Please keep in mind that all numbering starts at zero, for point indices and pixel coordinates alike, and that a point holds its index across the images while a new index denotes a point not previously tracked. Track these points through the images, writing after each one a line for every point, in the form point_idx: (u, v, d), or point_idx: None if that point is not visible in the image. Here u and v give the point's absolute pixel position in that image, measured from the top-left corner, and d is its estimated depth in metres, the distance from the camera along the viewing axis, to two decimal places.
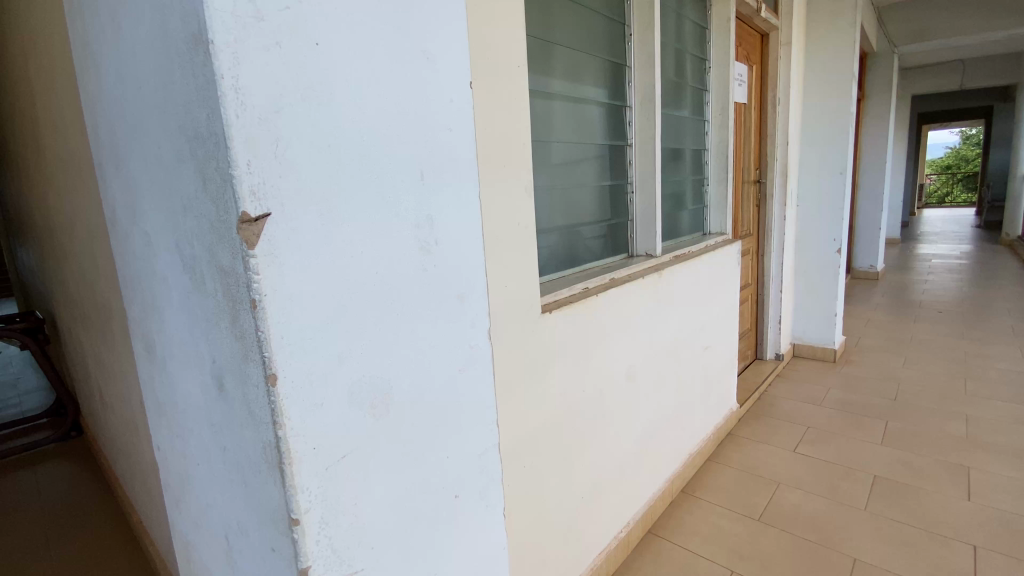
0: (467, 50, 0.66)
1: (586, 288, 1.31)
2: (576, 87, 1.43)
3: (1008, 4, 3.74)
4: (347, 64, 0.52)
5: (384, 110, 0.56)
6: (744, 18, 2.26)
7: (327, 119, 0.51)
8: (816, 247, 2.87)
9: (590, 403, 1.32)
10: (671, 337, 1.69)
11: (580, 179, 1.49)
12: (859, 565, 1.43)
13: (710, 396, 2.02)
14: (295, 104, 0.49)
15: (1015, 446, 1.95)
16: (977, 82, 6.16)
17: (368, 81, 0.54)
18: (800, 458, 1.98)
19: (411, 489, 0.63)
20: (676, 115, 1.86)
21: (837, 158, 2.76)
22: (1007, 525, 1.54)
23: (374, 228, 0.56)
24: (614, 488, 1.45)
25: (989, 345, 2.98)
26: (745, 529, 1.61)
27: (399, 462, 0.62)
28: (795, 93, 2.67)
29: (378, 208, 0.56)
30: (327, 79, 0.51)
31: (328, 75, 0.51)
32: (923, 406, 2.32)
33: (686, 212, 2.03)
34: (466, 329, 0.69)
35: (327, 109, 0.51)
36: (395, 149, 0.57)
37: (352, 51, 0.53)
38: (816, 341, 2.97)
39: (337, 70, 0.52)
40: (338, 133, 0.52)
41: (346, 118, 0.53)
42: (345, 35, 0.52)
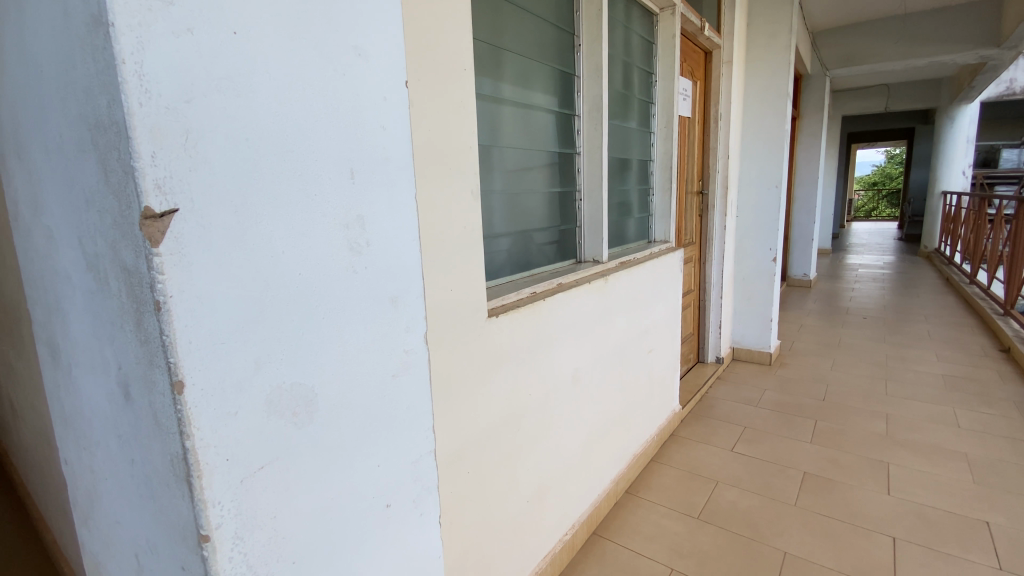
0: (403, 49, 0.65)
1: (533, 293, 1.32)
2: (526, 94, 1.44)
3: (925, 35, 4.09)
4: (268, 56, 0.50)
5: (309, 105, 0.54)
6: (689, 36, 2.36)
7: (245, 112, 0.49)
8: (754, 256, 3.03)
9: (536, 408, 1.32)
10: (616, 341, 1.73)
11: (530, 185, 1.49)
12: (789, 558, 1.51)
13: (654, 398, 2.08)
14: (208, 95, 0.46)
15: (929, 442, 2.11)
16: (900, 105, 6.69)
17: (291, 74, 0.52)
18: (737, 457, 2.07)
19: (337, 500, 0.61)
20: (624, 126, 1.91)
21: (774, 172, 2.92)
22: (921, 516, 1.66)
23: (296, 227, 0.54)
24: (560, 492, 1.46)
25: (906, 349, 3.23)
26: (684, 527, 1.66)
27: (323, 471, 0.59)
28: (736, 108, 2.81)
29: (302, 207, 0.54)
30: (245, 70, 0.49)
31: (246, 66, 0.49)
32: (849, 406, 2.47)
33: (632, 220, 2.09)
34: (400, 333, 0.68)
35: (246, 100, 0.49)
36: (322, 146, 0.56)
37: (274, 43, 0.51)
38: (753, 345, 3.12)
39: (256, 61, 0.49)
40: (257, 128, 0.50)
41: (267, 113, 0.50)
42: (265, 23, 0.50)
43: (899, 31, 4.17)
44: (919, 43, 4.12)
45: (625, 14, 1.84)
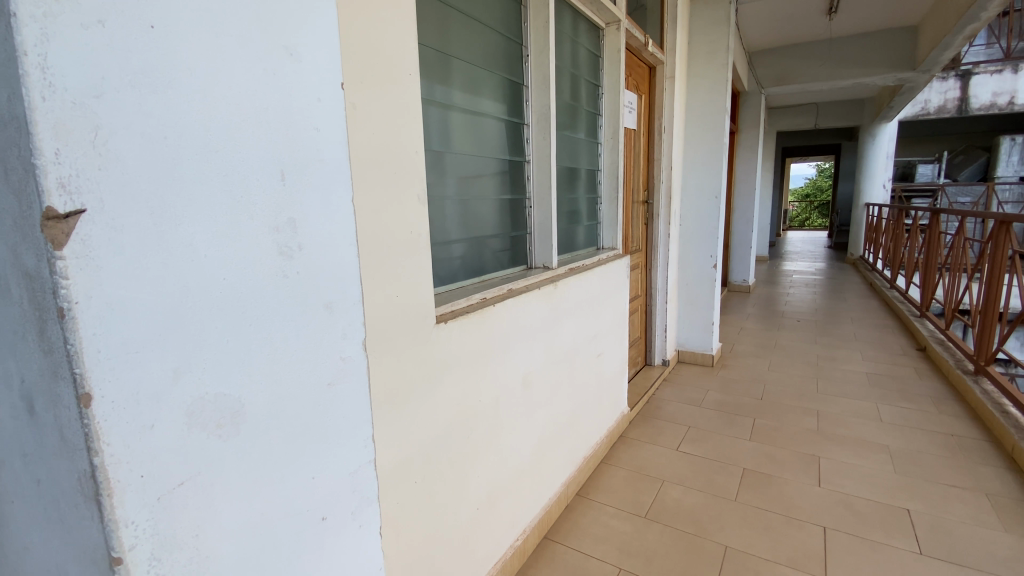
0: (339, 50, 0.64)
1: (483, 299, 1.31)
2: (475, 101, 1.45)
3: (848, 58, 4.43)
4: (190, 51, 0.48)
5: (235, 103, 0.52)
6: (633, 51, 2.45)
7: (164, 109, 0.47)
8: (696, 263, 3.16)
9: (486, 414, 1.32)
10: (565, 345, 1.76)
11: (480, 192, 1.50)
12: (729, 552, 1.57)
13: (604, 401, 2.13)
14: (123, 90, 0.44)
15: (855, 436, 2.27)
16: (828, 122, 7.20)
17: (217, 72, 0.51)
18: (682, 456, 2.14)
19: (267, 515, 0.59)
20: (572, 136, 1.95)
21: (713, 183, 3.06)
22: (849, 506, 1.78)
23: (219, 231, 0.52)
24: (511, 498, 1.47)
25: (834, 349, 3.46)
26: (632, 526, 1.70)
27: (251, 483, 0.57)
28: (678, 121, 2.93)
29: (227, 210, 0.52)
30: (164, 65, 0.47)
31: (168, 61, 0.47)
32: (784, 404, 2.62)
33: (581, 227, 2.14)
34: (336, 340, 0.66)
35: (165, 96, 0.47)
36: (248, 145, 0.54)
37: (197, 38, 0.49)
38: (696, 348, 3.26)
39: (178, 56, 0.47)
40: (176, 126, 0.48)
41: (187, 110, 0.48)
42: (188, 19, 0.48)
43: (826, 54, 4.50)
44: (844, 65, 4.46)
45: (572, 27, 1.89)
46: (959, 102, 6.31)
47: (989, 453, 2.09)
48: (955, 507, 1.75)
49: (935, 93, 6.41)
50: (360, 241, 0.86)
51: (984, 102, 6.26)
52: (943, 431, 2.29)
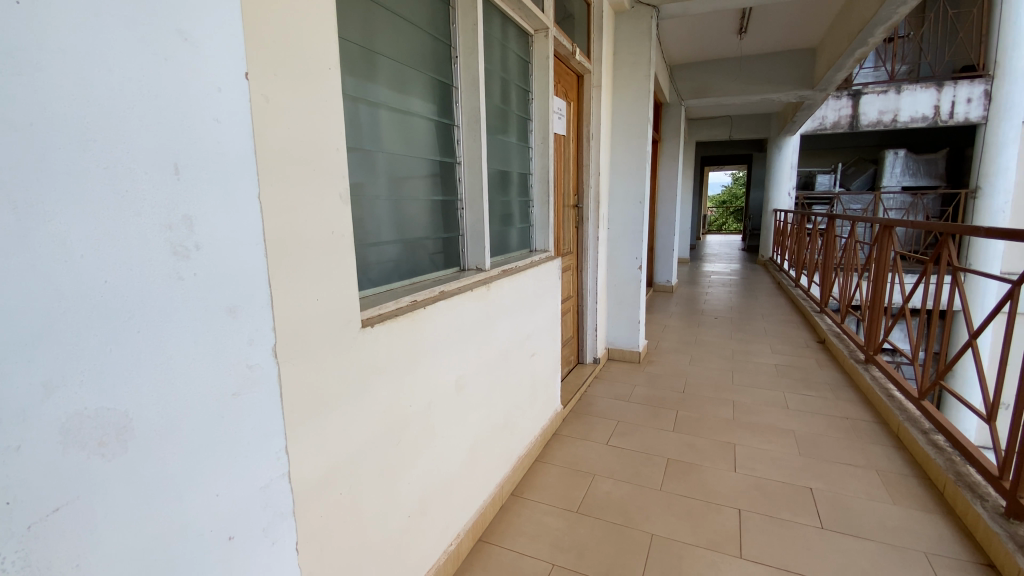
0: (241, 51, 0.71)
1: (414, 301, 1.28)
2: (402, 99, 1.42)
3: (756, 76, 4.84)
4: (73, 43, 0.51)
5: (123, 99, 0.56)
6: (562, 58, 2.52)
7: (44, 133, 0.50)
8: (624, 265, 3.30)
9: (417, 420, 1.29)
10: (499, 347, 1.77)
11: (410, 193, 1.47)
12: (655, 539, 1.65)
13: (537, 401, 2.16)
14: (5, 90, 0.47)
15: (764, 422, 2.47)
16: (741, 133, 7.78)
17: (101, 67, 0.54)
18: (612, 449, 2.23)
19: (165, 527, 0.63)
20: (503, 139, 1.97)
21: (638, 189, 3.21)
22: (760, 487, 1.93)
23: (113, 238, 0.56)
24: (444, 504, 1.45)
25: (747, 344, 3.74)
26: (564, 522, 1.73)
27: (138, 494, 0.60)
28: (605, 129, 3.04)
29: (117, 225, 0.56)
30: (42, 77, 0.49)
31: (43, 58, 0.49)
32: (703, 396, 2.80)
33: (514, 229, 2.15)
34: (242, 345, 0.73)
35: (43, 98, 0.50)
36: (138, 149, 0.58)
37: (86, 36, 0.52)
38: (625, 345, 3.40)
39: (59, 55, 0.50)
40: (48, 153, 0.50)
41: (66, 124, 0.52)
42: (75, 22, 0.51)
43: (737, 71, 4.90)
44: (753, 82, 4.86)
45: (501, 32, 1.92)
46: (851, 120, 6.72)
47: (877, 433, 2.34)
48: (850, 483, 1.94)
49: (829, 110, 6.82)
50: (269, 243, 0.79)
51: (872, 120, 6.63)
52: (840, 415, 2.54)
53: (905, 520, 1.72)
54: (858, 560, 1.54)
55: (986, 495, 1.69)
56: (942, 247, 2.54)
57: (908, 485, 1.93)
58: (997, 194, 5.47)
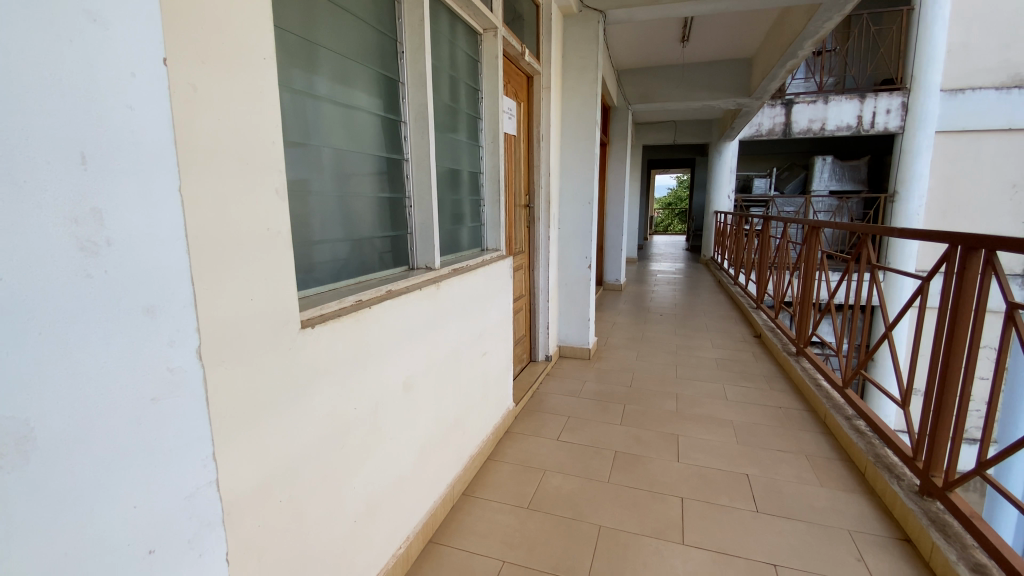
0: (159, 34, 0.67)
1: (358, 300, 1.24)
2: (346, 93, 1.38)
3: (698, 83, 5.09)
4: None
5: (21, 85, 0.53)
6: (511, 58, 2.53)
7: None
8: (574, 264, 3.36)
9: (362, 423, 1.26)
10: (449, 346, 1.75)
11: (356, 189, 1.43)
12: (603, 531, 1.69)
13: (489, 400, 2.16)
14: None
15: (705, 413, 2.59)
16: (685, 138, 8.13)
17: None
18: (562, 444, 2.26)
19: (73, 543, 0.60)
20: (452, 137, 1.96)
21: (587, 189, 3.28)
22: (701, 476, 2.02)
23: (6, 234, 0.53)
24: (392, 507, 1.43)
25: (691, 339, 3.91)
26: (515, 519, 1.75)
27: (43, 505, 0.57)
28: (555, 129, 3.09)
29: (11, 223, 0.53)
30: None
31: None
32: (650, 390, 2.90)
33: (464, 228, 2.14)
34: (162, 346, 0.70)
35: None
36: (38, 143, 0.55)
37: None
38: (575, 343, 3.46)
39: None
40: None
41: None
42: None
43: (680, 78, 5.14)
44: (694, 89, 5.11)
45: (449, 30, 1.90)
46: (784, 126, 7.13)
47: (807, 420, 2.51)
48: (783, 468, 2.07)
49: (765, 118, 7.22)
50: (192, 238, 0.75)
51: (802, 128, 7.02)
52: (774, 404, 2.70)
53: (830, 501, 1.85)
54: (789, 540, 1.64)
55: (901, 475, 1.84)
56: (861, 247, 2.75)
57: (833, 468, 2.07)
58: (912, 199, 5.97)
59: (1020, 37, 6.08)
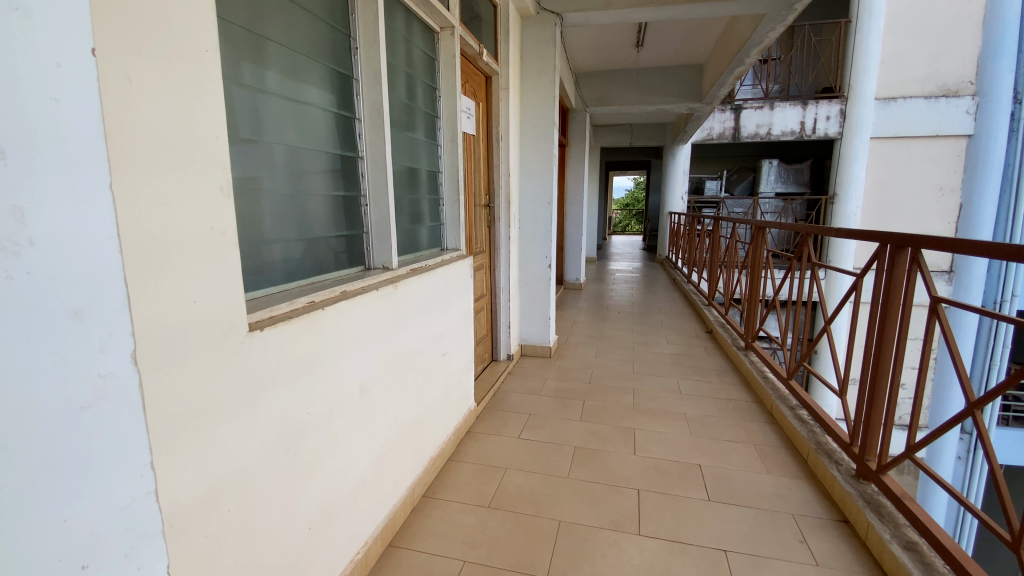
0: (87, 23, 0.64)
1: (311, 301, 1.22)
2: (297, 88, 1.34)
3: (653, 87, 5.26)
4: None
5: None
6: (469, 58, 2.53)
7: None
8: (534, 263, 3.39)
9: (317, 428, 1.23)
10: (408, 347, 1.74)
11: (309, 187, 1.40)
12: (562, 525, 1.72)
13: (450, 400, 2.16)
14: None
15: (660, 407, 2.68)
16: (641, 140, 8.34)
17: None
18: (523, 442, 2.28)
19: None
20: (409, 135, 1.93)
21: (546, 189, 3.32)
22: (657, 467, 2.09)
23: None
24: (349, 512, 1.40)
25: (647, 336, 4.02)
26: (476, 518, 1.75)
27: None
28: (514, 130, 3.10)
29: None
30: None
31: None
32: (608, 386, 2.97)
33: (424, 228, 2.12)
34: (94, 352, 0.66)
35: None
36: None
37: None
38: (536, 341, 3.49)
39: None
40: None
41: None
42: None
43: (636, 82, 5.31)
44: (649, 94, 5.27)
45: (406, 28, 1.88)
46: (734, 130, 7.36)
47: (755, 411, 2.63)
48: (733, 458, 2.17)
49: (715, 122, 7.42)
50: (123, 239, 0.71)
51: (750, 132, 7.31)
52: (725, 397, 2.81)
53: (776, 487, 1.95)
54: (738, 526, 1.72)
55: (839, 460, 1.97)
56: (803, 245, 2.90)
57: (778, 456, 2.19)
58: (850, 200, 6.35)
59: (944, 51, 6.57)
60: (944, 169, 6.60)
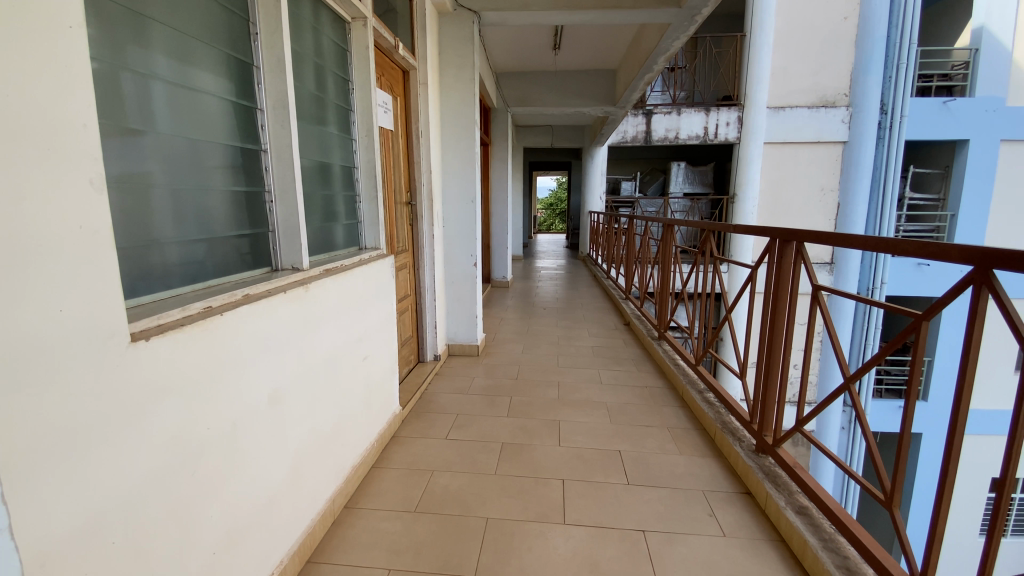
0: None
1: (207, 306, 1.12)
2: (188, 73, 1.22)
3: (571, 90, 5.42)
4: None
5: None
6: (384, 51, 2.45)
7: None
8: (458, 262, 3.36)
9: (219, 444, 1.14)
10: (323, 352, 1.65)
11: (206, 181, 1.28)
12: (490, 522, 1.72)
13: (372, 406, 2.08)
14: None
15: (584, 398, 2.77)
16: (562, 141, 8.59)
17: None
18: (450, 443, 2.26)
19: None
20: (320, 129, 1.83)
21: (469, 186, 3.30)
22: (581, 457, 2.15)
23: None
24: (261, 530, 1.31)
25: (571, 330, 4.15)
26: (401, 524, 1.70)
27: None
28: (434, 126, 3.05)
29: None
30: None
31: None
32: (535, 381, 3.02)
33: (339, 226, 2.03)
34: None
35: None
36: None
37: None
38: (463, 340, 3.48)
39: None
40: None
41: None
42: None
43: (555, 84, 5.45)
44: (568, 96, 5.43)
45: (313, 16, 1.78)
46: (646, 134, 7.77)
47: (669, 397, 2.80)
48: (650, 442, 2.29)
49: (629, 125, 7.78)
50: None
51: (660, 135, 7.74)
52: (643, 385, 2.97)
53: (688, 466, 2.09)
54: (655, 507, 1.82)
55: (741, 437, 2.14)
56: (707, 241, 3.13)
57: (690, 437, 2.34)
58: (747, 200, 6.95)
59: (823, 66, 7.36)
60: (825, 172, 7.41)
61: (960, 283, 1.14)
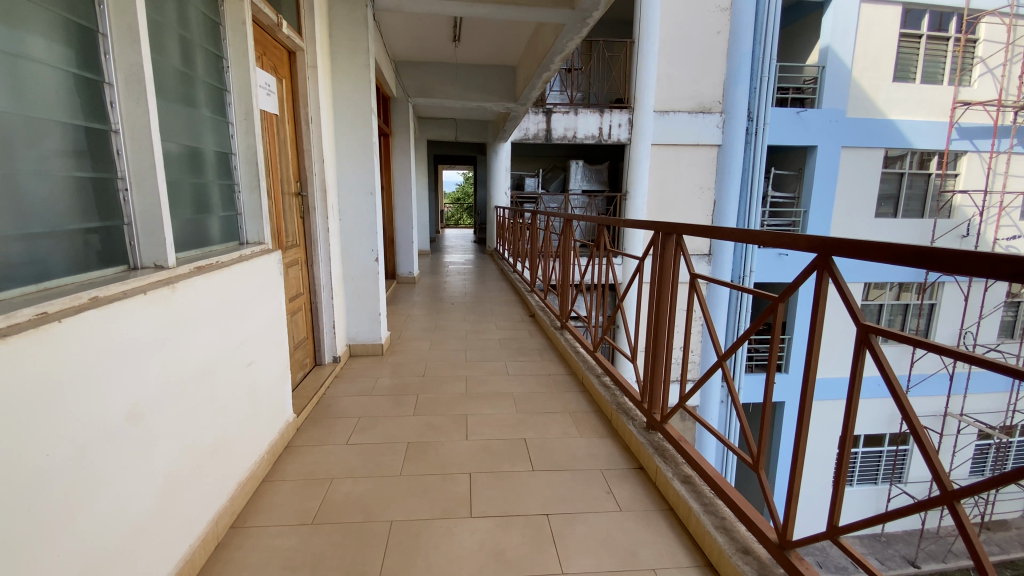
0: None
1: (42, 313, 0.95)
2: (17, 36, 1.01)
3: (473, 84, 5.41)
4: None
5: None
6: (266, 28, 2.26)
7: None
8: (357, 257, 3.21)
9: (68, 471, 0.98)
10: (198, 359, 1.48)
11: (43, 166, 1.08)
12: (394, 525, 1.67)
13: (260, 415, 1.92)
14: None
15: (491, 391, 2.79)
16: (466, 135, 8.57)
17: None
18: (352, 448, 2.16)
19: None
20: (188, 110, 1.64)
21: (367, 176, 3.16)
22: (487, 449, 2.17)
23: None
24: (126, 564, 1.15)
25: (479, 324, 4.17)
26: (298, 538, 1.60)
27: None
28: (326, 112, 2.88)
29: None
30: None
31: None
32: (442, 377, 2.98)
33: (214, 218, 1.83)
34: None
35: None
36: None
37: None
38: (366, 339, 3.34)
39: None
40: None
41: None
42: None
43: (456, 77, 5.41)
44: (469, 90, 5.42)
45: None
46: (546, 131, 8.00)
47: (571, 383, 2.92)
48: (554, 428, 2.37)
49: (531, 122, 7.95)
50: None
51: (560, 133, 8.02)
52: (548, 374, 3.07)
53: (588, 448, 2.20)
54: (558, 490, 1.89)
55: (634, 416, 2.31)
56: (602, 235, 3.29)
57: (590, 421, 2.46)
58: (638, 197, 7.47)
59: (701, 76, 8.09)
60: (704, 172, 8.18)
61: (807, 270, 1.31)
